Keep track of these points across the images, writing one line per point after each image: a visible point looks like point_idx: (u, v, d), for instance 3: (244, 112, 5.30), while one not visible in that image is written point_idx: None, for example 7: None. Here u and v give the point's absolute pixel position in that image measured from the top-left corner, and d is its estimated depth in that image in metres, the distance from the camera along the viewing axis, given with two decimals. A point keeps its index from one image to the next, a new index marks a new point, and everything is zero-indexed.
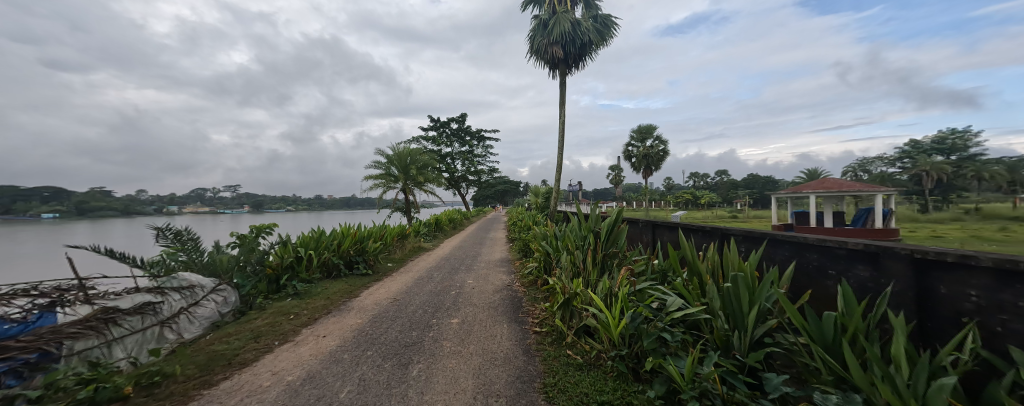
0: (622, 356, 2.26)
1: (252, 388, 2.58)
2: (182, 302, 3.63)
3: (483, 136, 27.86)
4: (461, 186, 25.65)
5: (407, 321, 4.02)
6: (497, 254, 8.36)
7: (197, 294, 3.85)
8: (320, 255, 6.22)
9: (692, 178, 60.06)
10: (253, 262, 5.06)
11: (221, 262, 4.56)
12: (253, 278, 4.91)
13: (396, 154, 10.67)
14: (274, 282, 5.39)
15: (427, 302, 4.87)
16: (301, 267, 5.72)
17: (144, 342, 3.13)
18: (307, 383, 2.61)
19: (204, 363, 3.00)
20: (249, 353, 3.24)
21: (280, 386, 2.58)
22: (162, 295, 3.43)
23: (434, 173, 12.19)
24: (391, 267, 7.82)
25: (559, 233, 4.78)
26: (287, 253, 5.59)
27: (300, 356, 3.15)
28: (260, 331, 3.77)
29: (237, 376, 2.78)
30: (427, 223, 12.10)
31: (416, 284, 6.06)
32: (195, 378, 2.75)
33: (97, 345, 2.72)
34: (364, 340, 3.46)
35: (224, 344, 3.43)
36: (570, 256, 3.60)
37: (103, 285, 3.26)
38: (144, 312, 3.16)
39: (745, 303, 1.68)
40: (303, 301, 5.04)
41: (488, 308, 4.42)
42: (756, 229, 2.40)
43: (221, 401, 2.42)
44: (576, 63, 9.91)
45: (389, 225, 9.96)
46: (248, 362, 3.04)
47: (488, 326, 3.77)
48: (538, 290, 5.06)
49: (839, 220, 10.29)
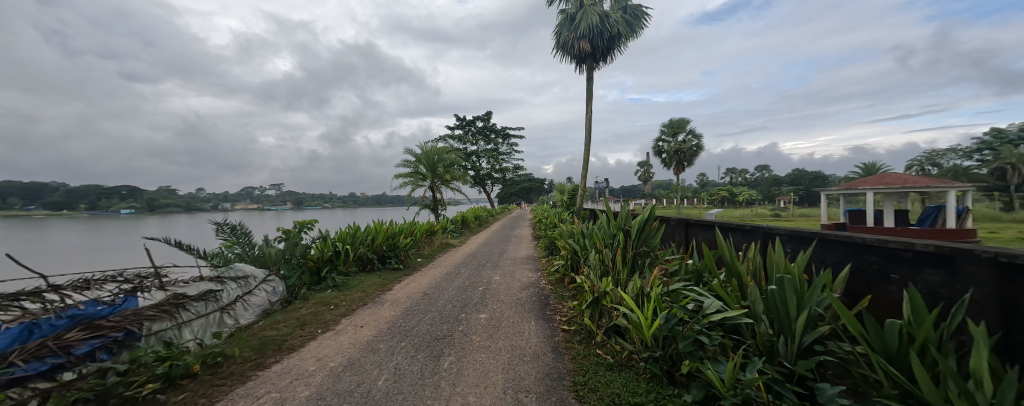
0: (656, 358, 2.20)
1: (299, 371, 2.73)
2: (238, 291, 3.89)
3: (508, 134, 27.94)
4: (486, 184, 25.82)
5: (438, 315, 4.10)
6: (524, 252, 8.34)
7: (250, 284, 4.11)
8: (356, 250, 6.50)
9: (730, 174, 57.30)
10: (297, 255, 5.32)
11: (269, 255, 4.78)
12: (298, 270, 5.19)
13: (424, 153, 10.89)
14: (315, 274, 5.65)
15: (457, 297, 4.95)
16: (339, 261, 5.98)
17: (208, 326, 3.36)
18: (348, 369, 2.72)
19: (258, 347, 3.19)
20: (296, 339, 3.42)
21: (325, 371, 2.71)
22: (222, 283, 3.69)
23: (460, 171, 12.32)
24: (421, 262, 8.02)
25: (586, 230, 4.71)
26: (326, 247, 5.88)
27: (341, 343, 3.30)
28: (305, 319, 3.97)
29: (286, 360, 2.94)
30: (454, 220, 12.30)
31: (445, 279, 6.17)
32: (252, 360, 2.93)
33: (169, 328, 2.94)
34: (397, 332, 3.56)
35: (274, 330, 3.64)
36: (599, 255, 3.54)
37: (175, 273, 3.58)
38: (207, 299, 3.41)
39: (792, 307, 1.58)
40: (342, 292, 5.28)
41: (515, 305, 4.44)
42: (804, 228, 2.26)
43: (274, 383, 2.56)
44: (604, 57, 9.72)
45: (418, 222, 10.21)
46: (296, 347, 3.21)
47: (516, 322, 3.78)
48: (565, 288, 5.03)
49: (901, 219, 9.41)
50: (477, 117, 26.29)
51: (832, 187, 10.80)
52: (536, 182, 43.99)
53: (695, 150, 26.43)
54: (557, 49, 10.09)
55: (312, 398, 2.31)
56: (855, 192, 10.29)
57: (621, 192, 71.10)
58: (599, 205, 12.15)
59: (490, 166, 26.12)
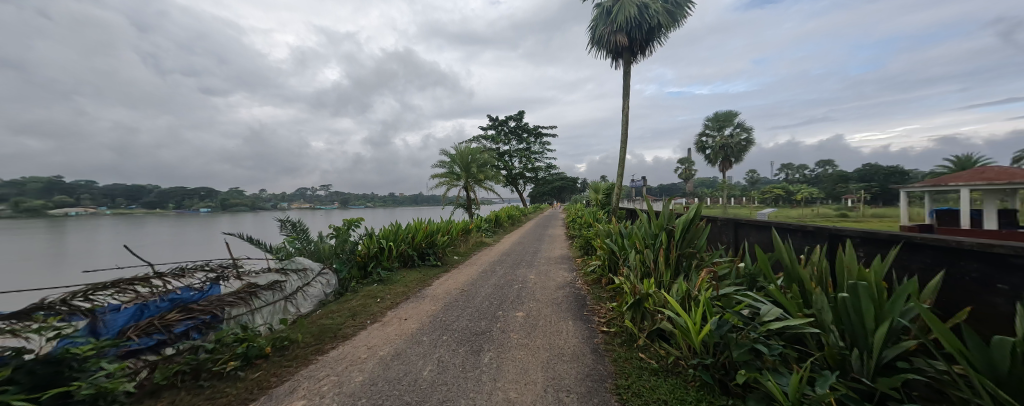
0: (706, 365, 2.08)
1: (353, 358, 2.88)
2: (299, 282, 4.21)
3: (540, 133, 27.81)
4: (519, 183, 25.86)
5: (475, 311, 4.16)
6: (558, 252, 8.24)
7: (309, 276, 4.42)
8: (398, 246, 6.75)
9: (785, 170, 53.23)
10: (347, 251, 5.76)
11: (323, 249, 5.33)
12: (347, 264, 5.57)
13: (459, 153, 11.10)
14: (362, 268, 5.96)
15: (494, 294, 4.99)
16: (383, 257, 6.21)
17: (275, 313, 3.66)
18: (396, 359, 2.84)
19: (317, 333, 3.41)
20: (349, 328, 3.61)
21: (374, 359, 2.85)
22: (286, 275, 4.03)
23: (493, 171, 12.40)
24: (458, 259, 8.22)
25: (624, 230, 4.56)
26: (372, 244, 6.14)
27: (388, 334, 3.43)
28: (355, 310, 4.18)
29: (341, 347, 3.12)
30: (487, 219, 12.43)
31: (481, 276, 6.25)
32: (312, 345, 3.16)
33: (244, 313, 3.25)
34: (439, 325, 3.65)
35: (329, 319, 3.88)
36: (639, 255, 3.43)
37: (248, 264, 4.03)
38: (275, 288, 3.71)
39: (869, 317, 1.44)
40: (387, 286, 5.51)
41: (551, 305, 4.39)
42: (882, 230, 2.06)
43: (332, 367, 2.72)
44: (642, 50, 9.40)
45: (454, 220, 10.43)
46: (349, 336, 3.40)
47: (553, 322, 3.74)
48: (603, 289, 4.91)
49: (1003, 221, 8.23)
50: (510, 116, 26.43)
51: (916, 185, 9.77)
52: (569, 182, 43.51)
53: (742, 144, 24.93)
54: (593, 45, 9.89)
55: (364, 384, 2.44)
56: (946, 189, 9.24)
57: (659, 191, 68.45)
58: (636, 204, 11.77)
59: (522, 165, 26.15)
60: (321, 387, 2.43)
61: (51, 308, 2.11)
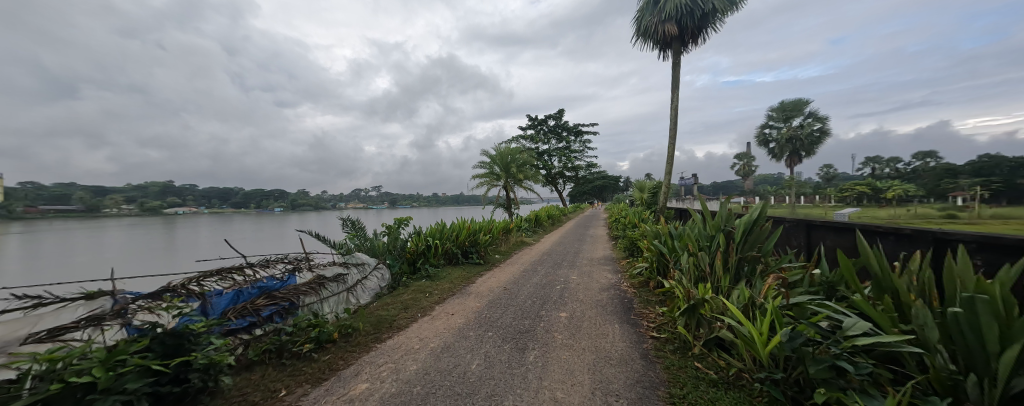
0: (777, 381, 1.89)
1: (407, 347, 3.36)
2: (358, 275, 4.80)
3: (580, 131, 27.38)
4: (558, 182, 25.62)
5: (521, 310, 4.62)
6: (600, 252, 8.08)
7: (365, 270, 5.03)
8: (443, 245, 7.71)
9: (864, 165, 47.51)
10: (398, 247, 6.82)
11: (379, 247, 6.40)
12: (399, 261, 6.61)
13: (498, 153, 11.18)
14: (413, 265, 6.99)
15: (536, 293, 5.26)
16: (430, 255, 7.25)
17: (338, 302, 4.23)
18: (446, 351, 3.24)
19: (375, 325, 3.95)
20: (402, 320, 4.18)
21: (427, 350, 3.27)
22: (348, 268, 4.58)
23: (533, 170, 12.39)
24: (500, 258, 8.85)
25: (675, 232, 4.26)
26: (419, 242, 7.17)
27: (437, 328, 3.93)
28: (407, 304, 4.78)
29: (394, 339, 3.57)
30: (527, 219, 12.39)
31: (523, 276, 6.56)
32: (371, 333, 3.70)
33: (315, 301, 3.76)
34: (485, 323, 4.12)
35: (386, 310, 4.56)
36: (692, 258, 3.23)
37: (318, 257, 4.63)
38: (339, 281, 4.28)
39: (994, 338, 1.21)
40: (434, 282, 6.50)
41: (597, 306, 4.46)
42: (1006, 236, 1.75)
43: (391, 355, 3.21)
44: (694, 38, 8.89)
45: (495, 220, 10.61)
46: (403, 327, 3.92)
47: (597, 322, 3.95)
48: (650, 292, 4.71)
49: None
50: (549, 115, 26.26)
51: None
52: (610, 181, 42.40)
53: (813, 136, 22.76)
54: (639, 36, 9.47)
55: (418, 372, 2.82)
56: None
57: (719, 190, 63.50)
58: (686, 203, 11.11)
59: (562, 164, 25.90)
60: (381, 372, 2.86)
61: (175, 290, 2.57)
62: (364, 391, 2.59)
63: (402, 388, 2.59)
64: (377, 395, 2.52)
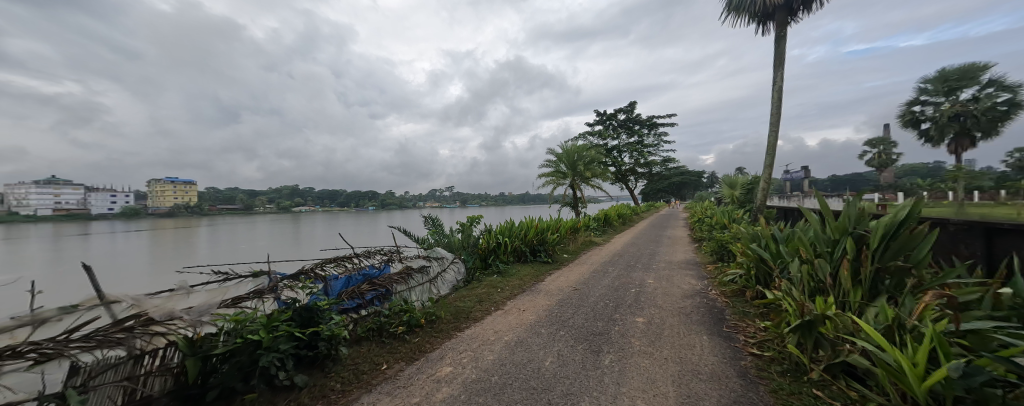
0: None
1: (484, 339, 4.12)
2: (437, 267, 5.90)
3: (654, 124, 25.75)
4: (630, 179, 24.41)
5: (592, 312, 4.87)
6: (681, 255, 7.41)
7: (445, 263, 6.17)
8: (512, 242, 8.14)
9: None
10: (470, 244, 7.48)
11: (455, 242, 7.37)
12: (472, 256, 7.22)
13: (564, 152, 10.95)
14: (485, 260, 7.58)
15: (607, 296, 5.55)
16: (500, 252, 7.74)
17: (423, 291, 5.32)
18: (518, 346, 3.88)
19: (456, 313, 5.03)
20: (478, 312, 5.13)
21: (501, 343, 3.98)
22: (429, 261, 5.68)
23: (601, 168, 11.88)
24: (570, 257, 8.80)
25: (781, 235, 3.65)
26: (490, 238, 7.78)
27: (511, 322, 4.73)
28: (481, 296, 5.84)
29: (472, 328, 4.52)
30: (596, 218, 11.95)
31: (595, 277, 6.79)
32: (451, 322, 4.69)
33: (404, 289, 4.84)
34: (556, 320, 4.70)
35: (463, 302, 5.57)
36: (809, 266, 2.78)
37: (406, 251, 5.85)
38: (422, 273, 5.36)
39: None
40: (505, 278, 6.93)
41: (678, 312, 4.43)
42: None
43: (469, 344, 4.00)
44: (803, 5, 7.69)
45: (562, 218, 10.52)
46: (479, 319, 4.86)
47: (677, 330, 3.88)
48: (747, 303, 4.17)
49: None
50: (620, 108, 25.05)
51: None
52: (689, 176, 39.06)
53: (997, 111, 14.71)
54: (731, 11, 8.44)
55: (495, 363, 3.44)
56: None
57: (832, 185, 54.07)
58: (788, 201, 9.68)
59: (634, 160, 24.58)
60: (462, 358, 3.61)
61: (306, 273, 3.58)
62: (448, 373, 3.28)
63: (480, 376, 3.19)
64: (459, 378, 3.19)
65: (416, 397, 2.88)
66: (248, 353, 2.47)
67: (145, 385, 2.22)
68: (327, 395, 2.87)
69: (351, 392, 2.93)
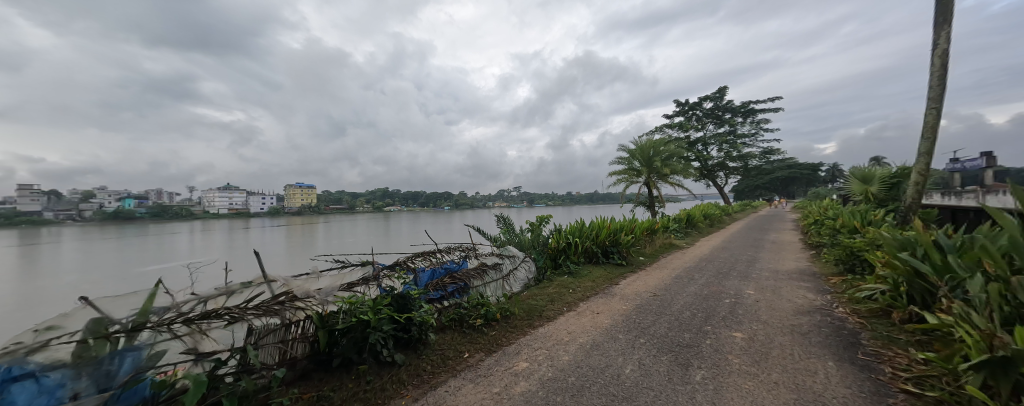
0: None
1: (558, 338, 4.08)
2: (510, 265, 5.91)
3: (749, 111, 22.86)
4: (718, 174, 21.99)
5: (676, 321, 4.37)
6: (790, 263, 6.35)
7: (517, 261, 6.14)
8: (583, 243, 7.83)
9: None
10: (539, 243, 7.42)
11: (524, 240, 7.38)
12: (541, 256, 7.15)
13: (638, 147, 10.20)
14: (554, 260, 7.40)
15: (694, 305, 4.96)
16: (570, 252, 7.50)
17: (497, 287, 5.46)
18: (595, 349, 3.71)
19: (530, 310, 5.01)
20: (551, 310, 5.05)
21: (576, 345, 3.86)
22: (502, 258, 5.74)
23: (683, 163, 10.82)
24: (646, 260, 8.16)
25: (957, 244, 2.88)
26: (560, 238, 7.60)
27: (585, 324, 4.53)
28: (553, 296, 5.67)
29: (545, 326, 4.49)
30: (677, 218, 10.92)
31: (678, 283, 6.18)
32: (526, 319, 4.71)
33: (480, 284, 5.03)
34: (633, 325, 4.35)
35: (535, 300, 5.49)
36: (1007, 286, 2.10)
37: (483, 247, 5.98)
38: (496, 270, 5.48)
39: None
40: (576, 279, 6.66)
41: (791, 332, 3.73)
42: None
43: (544, 342, 4.00)
44: None
45: (638, 219, 9.85)
46: (551, 318, 4.78)
47: (789, 352, 3.26)
48: (891, 327, 3.38)
49: None
50: (705, 96, 22.65)
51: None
52: (794, 170, 33.67)
53: None
54: None
55: (570, 364, 3.38)
56: None
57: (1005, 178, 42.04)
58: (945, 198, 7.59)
59: (724, 153, 22.04)
60: (537, 355, 3.65)
61: (399, 264, 4.23)
62: (524, 368, 3.38)
63: (557, 374, 3.18)
64: (534, 374, 3.25)
65: (496, 388, 3.02)
66: (360, 330, 3.16)
67: (293, 347, 3.02)
68: (421, 374, 3.29)
69: (440, 374, 3.29)
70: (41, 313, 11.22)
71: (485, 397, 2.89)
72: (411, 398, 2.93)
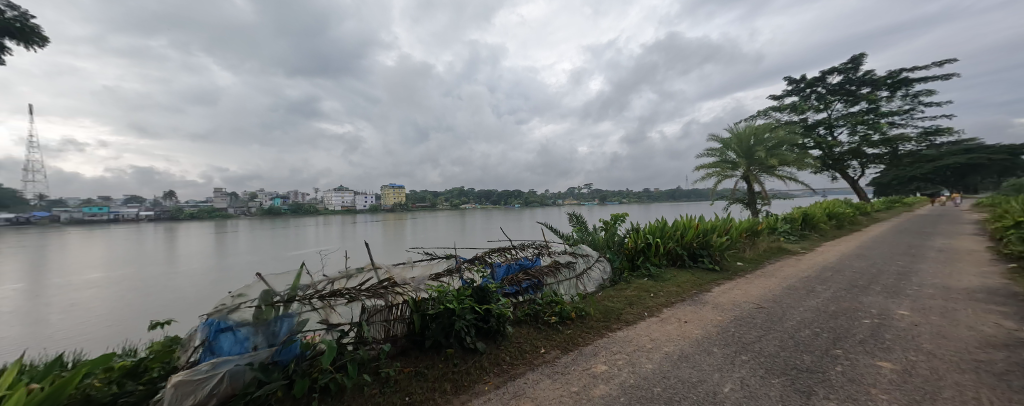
0: None
1: (639, 344, 3.62)
2: (584, 264, 5.56)
3: (897, 84, 18.51)
4: (847, 164, 18.22)
5: (793, 341, 3.54)
6: (966, 280, 4.82)
7: (590, 260, 5.75)
8: (665, 244, 7.11)
9: None
10: (614, 244, 6.94)
11: (598, 240, 6.91)
12: (617, 256, 6.64)
13: (735, 136, 8.95)
14: (632, 261, 6.82)
15: (813, 323, 4.04)
16: (650, 252, 6.85)
17: (571, 286, 5.14)
18: (684, 360, 3.19)
19: (606, 312, 4.56)
20: (629, 314, 4.56)
21: (661, 354, 3.36)
22: (575, 257, 5.43)
23: (796, 153, 9.14)
24: (745, 266, 7.04)
25: None
26: (638, 239, 7.00)
27: (670, 332, 3.97)
28: (632, 300, 5.13)
29: (625, 330, 4.03)
30: (787, 219, 9.24)
31: (790, 295, 5.15)
32: (602, 321, 4.29)
33: (553, 282, 4.78)
34: (732, 339, 3.67)
35: (612, 302, 5.01)
36: None
37: (555, 245, 5.72)
38: (570, 268, 5.18)
39: None
40: (658, 283, 5.99)
41: (976, 370, 2.73)
42: None
43: (622, 345, 3.60)
44: None
45: (735, 218, 8.61)
46: (631, 322, 4.30)
47: (973, 395, 2.37)
48: None
49: None
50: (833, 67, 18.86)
51: None
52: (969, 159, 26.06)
53: None
54: None
55: (655, 373, 2.95)
56: None
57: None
58: None
59: (859, 136, 18.15)
60: (617, 360, 3.26)
61: (479, 259, 4.16)
62: (603, 371, 3.05)
63: (640, 383, 2.80)
64: (615, 379, 2.89)
65: (574, 387, 2.80)
66: (447, 317, 3.21)
67: (393, 328, 3.21)
68: (500, 363, 3.21)
69: (519, 366, 3.17)
70: (203, 296, 14.18)
71: (564, 395, 2.68)
72: (492, 385, 2.89)
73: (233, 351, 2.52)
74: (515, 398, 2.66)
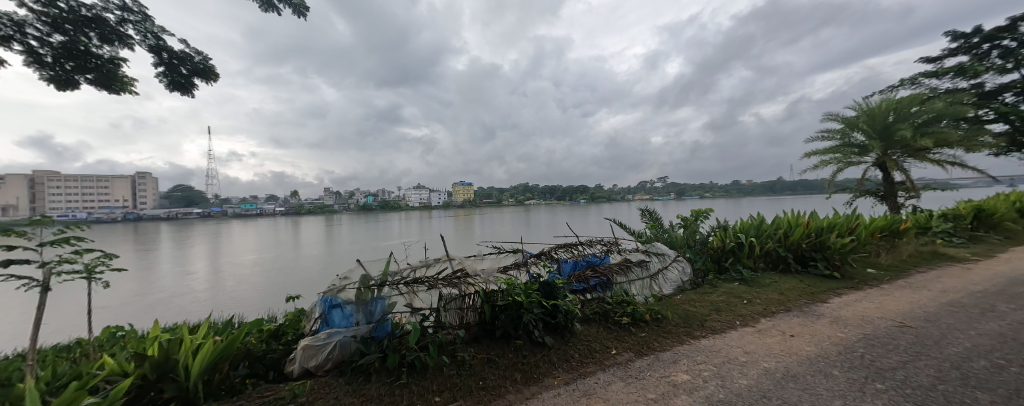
0: None
1: (730, 356, 2.97)
2: (659, 264, 4.92)
3: None
4: None
5: (958, 371, 2.56)
6: None
7: (666, 260, 5.07)
8: (763, 244, 6.04)
9: None
10: (698, 242, 6.08)
11: (677, 238, 6.10)
12: (701, 257, 5.80)
13: (862, 113, 7.32)
14: (719, 264, 5.94)
15: (989, 351, 2.93)
16: (743, 254, 5.87)
17: (643, 286, 4.58)
18: (791, 380, 2.50)
19: (685, 317, 3.90)
20: (716, 321, 3.86)
21: (759, 369, 2.69)
22: (649, 256, 4.82)
23: (957, 131, 7.06)
24: (875, 273, 5.63)
25: None
26: (728, 238, 6.07)
27: (771, 346, 3.18)
28: (719, 306, 4.35)
29: (710, 339, 3.36)
30: (935, 220, 7.23)
31: (949, 314, 3.90)
32: (682, 326, 3.68)
33: (624, 281, 4.28)
34: (859, 362, 2.81)
35: (694, 307, 4.28)
36: None
37: (625, 242, 5.13)
38: (643, 267, 4.60)
39: None
40: (754, 289, 5.06)
41: None
42: None
43: (707, 355, 2.99)
44: None
45: (860, 214, 7.03)
46: (718, 330, 3.62)
47: None
48: None
49: None
50: None
51: None
52: None
53: None
54: None
55: (752, 390, 2.34)
56: None
57: None
58: None
59: None
60: (702, 370, 2.68)
61: (550, 254, 3.80)
62: (686, 381, 2.52)
63: (731, 398, 2.24)
64: (701, 391, 2.35)
65: (652, 393, 2.33)
66: (516, 309, 2.94)
67: (464, 316, 3.02)
68: (570, 360, 2.85)
69: (588, 365, 2.78)
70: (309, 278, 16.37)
71: (639, 400, 2.26)
72: (562, 380, 2.58)
73: (342, 324, 2.75)
74: (584, 397, 2.33)
